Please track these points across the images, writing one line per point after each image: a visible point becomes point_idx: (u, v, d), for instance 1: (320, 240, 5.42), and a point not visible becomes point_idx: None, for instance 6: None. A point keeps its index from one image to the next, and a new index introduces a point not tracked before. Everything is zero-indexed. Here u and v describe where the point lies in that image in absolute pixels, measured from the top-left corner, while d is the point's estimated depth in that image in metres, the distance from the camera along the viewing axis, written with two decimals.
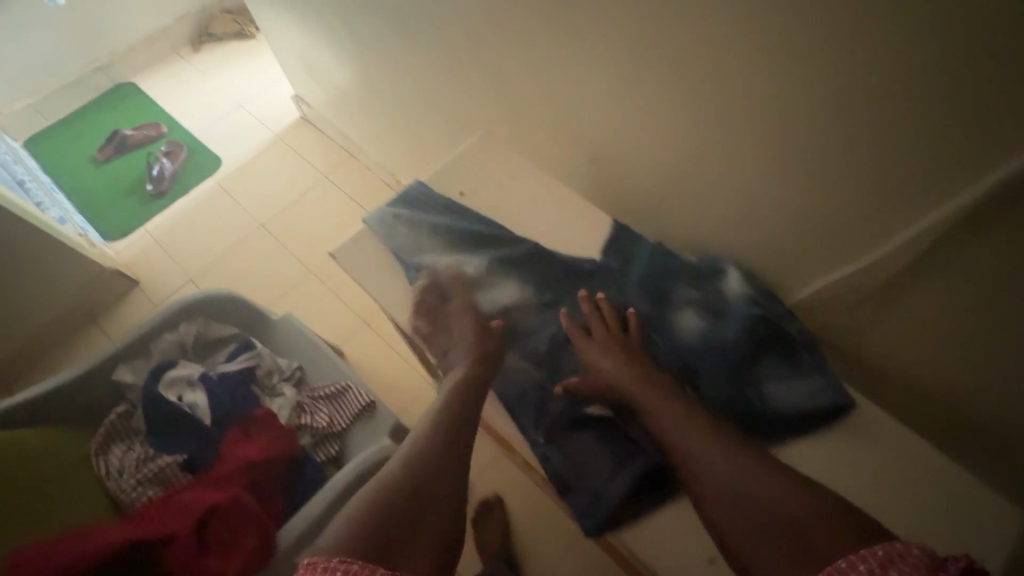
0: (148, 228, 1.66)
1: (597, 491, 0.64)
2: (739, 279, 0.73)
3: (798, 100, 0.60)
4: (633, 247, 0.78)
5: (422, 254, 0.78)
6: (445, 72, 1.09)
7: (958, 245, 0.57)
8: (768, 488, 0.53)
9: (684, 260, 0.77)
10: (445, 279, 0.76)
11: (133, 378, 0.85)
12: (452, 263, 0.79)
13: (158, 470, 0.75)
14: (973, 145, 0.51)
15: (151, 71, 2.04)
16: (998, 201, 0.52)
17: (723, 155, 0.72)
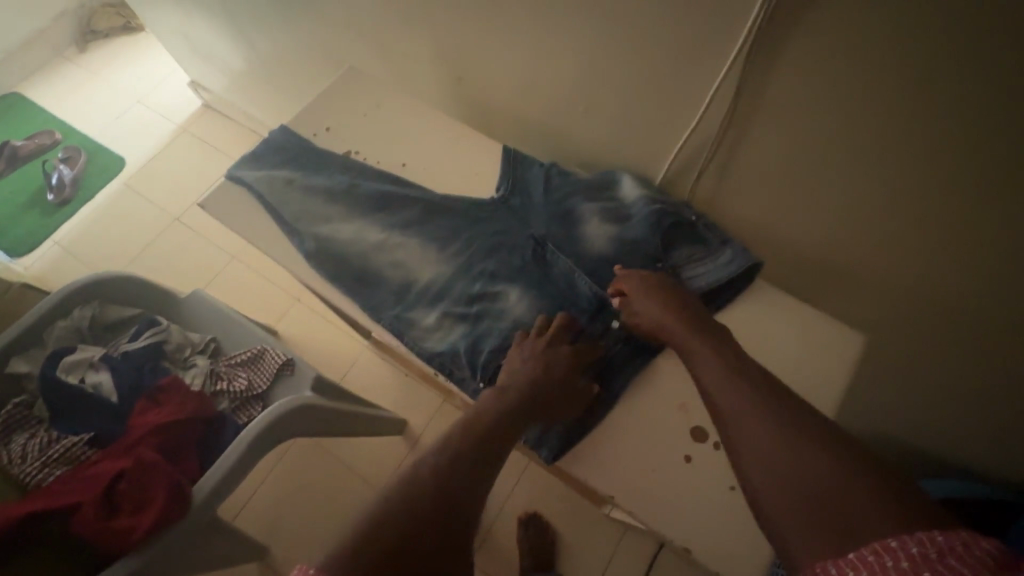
0: (57, 239, 1.60)
1: (545, 421, 0.59)
2: (633, 182, 0.69)
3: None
4: (524, 171, 0.71)
5: (314, 222, 0.69)
6: (320, 24, 1.06)
7: (767, 96, 0.60)
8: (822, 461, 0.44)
9: (578, 176, 0.71)
10: (346, 244, 0.68)
11: (28, 367, 0.82)
12: (348, 225, 0.70)
13: (64, 450, 0.75)
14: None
15: (37, 78, 1.92)
16: (795, 44, 0.54)
17: (573, 54, 0.73)
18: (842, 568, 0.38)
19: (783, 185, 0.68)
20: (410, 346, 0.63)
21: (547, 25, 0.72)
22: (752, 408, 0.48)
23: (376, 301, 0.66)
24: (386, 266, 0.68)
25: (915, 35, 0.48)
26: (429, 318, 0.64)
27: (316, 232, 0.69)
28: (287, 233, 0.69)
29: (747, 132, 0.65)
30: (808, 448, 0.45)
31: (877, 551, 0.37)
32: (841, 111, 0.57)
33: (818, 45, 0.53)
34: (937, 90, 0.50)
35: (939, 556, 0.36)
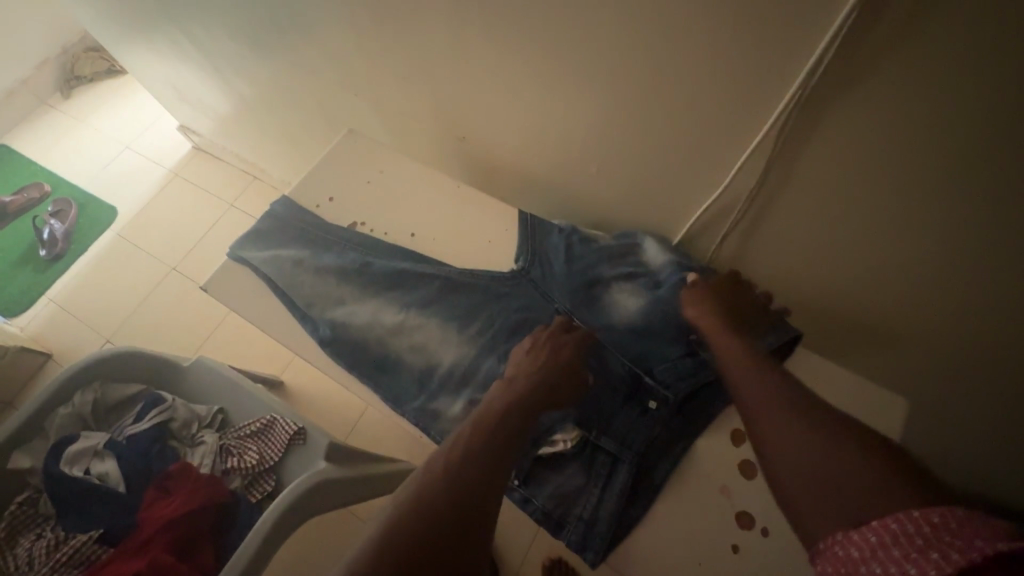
0: (52, 296, 1.56)
1: (587, 519, 0.55)
2: (658, 246, 0.66)
3: (623, 43, 0.59)
4: (544, 239, 0.68)
5: (330, 307, 0.67)
6: (311, 75, 1.03)
7: (797, 160, 0.57)
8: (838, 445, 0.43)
9: (599, 243, 0.68)
10: (364, 329, 0.66)
11: (31, 462, 0.80)
12: (364, 306, 0.67)
13: (73, 551, 0.72)
14: (783, 57, 0.50)
15: (22, 129, 1.89)
16: (818, 108, 0.52)
17: (582, 110, 0.70)
18: (862, 534, 0.37)
19: (810, 243, 0.65)
20: (438, 440, 0.60)
21: (555, 84, 0.69)
22: (772, 398, 0.48)
23: (397, 389, 0.63)
24: (405, 350, 0.65)
25: (960, 106, 0.45)
26: (455, 407, 0.60)
27: (330, 317, 0.66)
28: (302, 319, 0.66)
29: (774, 191, 0.62)
30: (837, 440, 0.43)
31: (893, 519, 0.36)
32: (876, 177, 0.54)
33: (853, 114, 0.50)
34: (981, 162, 0.47)
35: (958, 521, 0.33)
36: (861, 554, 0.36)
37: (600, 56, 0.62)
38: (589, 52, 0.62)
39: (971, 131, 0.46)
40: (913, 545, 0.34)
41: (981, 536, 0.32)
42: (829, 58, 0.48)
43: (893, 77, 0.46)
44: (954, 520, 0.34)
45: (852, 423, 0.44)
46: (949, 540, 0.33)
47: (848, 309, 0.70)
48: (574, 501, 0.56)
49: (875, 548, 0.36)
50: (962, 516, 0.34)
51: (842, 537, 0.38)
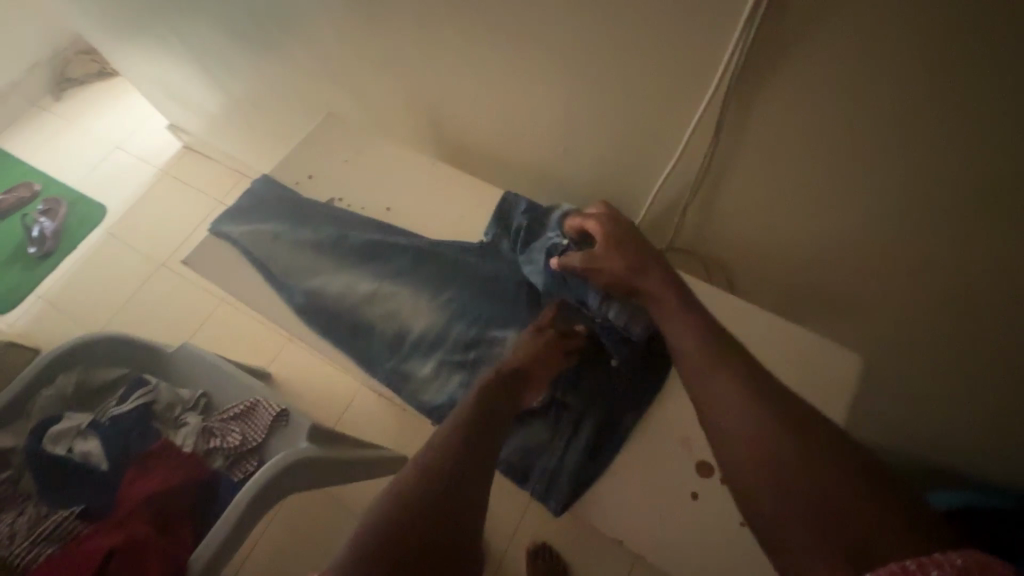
0: (41, 293, 1.57)
1: (549, 470, 0.58)
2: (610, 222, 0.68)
3: (583, 16, 0.62)
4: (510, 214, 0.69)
5: (306, 277, 0.69)
6: (295, 68, 1.06)
7: (750, 115, 0.61)
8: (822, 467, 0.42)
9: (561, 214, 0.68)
10: (338, 298, 0.68)
11: (14, 441, 0.80)
12: (339, 277, 0.69)
13: (55, 525, 0.72)
14: (731, 19, 0.53)
15: (14, 131, 1.91)
16: (766, 63, 0.55)
17: (551, 88, 0.73)
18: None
19: (767, 198, 0.69)
20: (408, 401, 0.63)
21: (522, 62, 0.72)
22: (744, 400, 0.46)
23: (370, 354, 0.65)
24: (379, 318, 0.67)
25: (889, 52, 0.48)
26: (425, 369, 0.63)
27: (305, 286, 0.68)
28: (278, 287, 0.68)
29: (729, 149, 0.65)
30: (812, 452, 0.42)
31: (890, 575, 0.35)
32: (821, 126, 0.57)
33: (796, 66, 0.54)
34: (912, 102, 0.51)
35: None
36: None
37: (562, 30, 0.65)
38: (551, 27, 0.65)
39: (902, 73, 0.49)
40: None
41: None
42: (770, 15, 0.51)
43: (828, 30, 0.49)
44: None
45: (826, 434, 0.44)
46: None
47: (809, 262, 0.73)
48: (541, 452, 0.59)
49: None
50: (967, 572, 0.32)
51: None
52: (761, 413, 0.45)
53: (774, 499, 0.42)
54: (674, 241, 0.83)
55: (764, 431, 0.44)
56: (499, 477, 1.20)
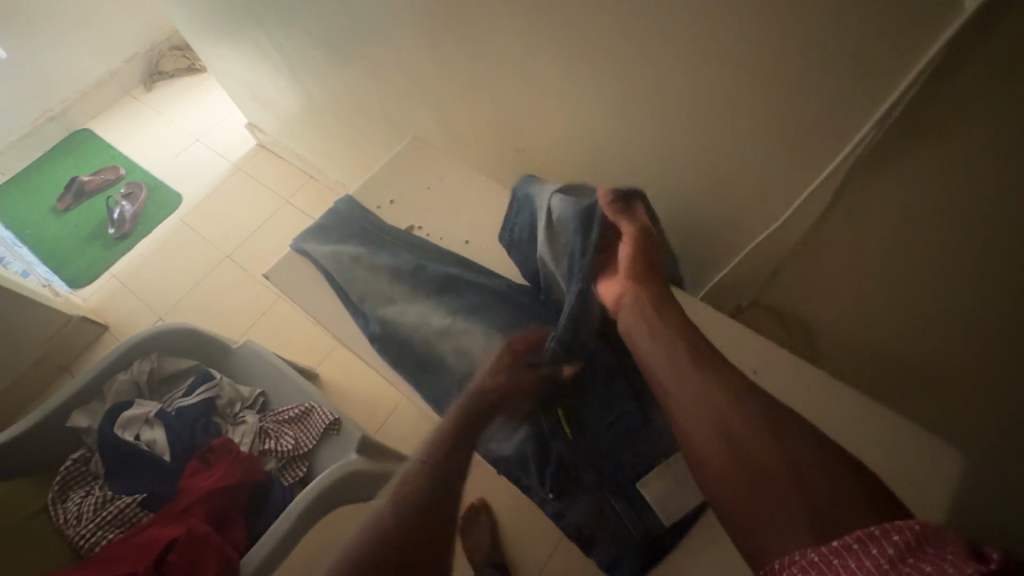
0: (115, 272, 1.66)
1: (621, 538, 0.53)
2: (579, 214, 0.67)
3: (699, 66, 0.60)
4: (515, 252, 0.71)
5: (382, 304, 0.69)
6: (381, 84, 1.09)
7: (871, 182, 0.58)
8: (776, 452, 0.46)
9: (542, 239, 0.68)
10: (410, 330, 0.67)
11: (88, 422, 0.84)
12: (414, 308, 0.69)
13: (118, 511, 0.75)
14: (867, 88, 0.52)
15: (106, 116, 2.03)
16: (903, 133, 0.53)
17: (644, 133, 0.72)
18: (822, 552, 0.38)
19: (869, 262, 0.66)
20: None
21: (620, 103, 0.71)
22: (709, 407, 0.51)
23: (438, 392, 0.63)
24: (447, 354, 0.65)
25: None
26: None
27: (381, 314, 0.68)
28: (355, 312, 0.69)
29: (839, 210, 0.63)
30: (769, 438, 0.47)
31: (853, 542, 0.37)
32: (947, 198, 0.55)
33: (939, 137, 0.51)
34: None
35: (915, 542, 0.34)
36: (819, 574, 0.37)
37: (672, 77, 0.63)
38: (661, 73, 0.64)
39: None
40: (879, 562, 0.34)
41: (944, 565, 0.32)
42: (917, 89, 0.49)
43: (986, 104, 0.47)
44: (910, 537, 0.35)
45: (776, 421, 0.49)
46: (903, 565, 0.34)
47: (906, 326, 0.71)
48: (608, 522, 0.54)
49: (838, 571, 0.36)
50: (914, 532, 0.35)
51: (805, 556, 0.38)
52: (709, 410, 0.50)
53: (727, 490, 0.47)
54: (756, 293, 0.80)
55: (714, 430, 0.49)
56: None
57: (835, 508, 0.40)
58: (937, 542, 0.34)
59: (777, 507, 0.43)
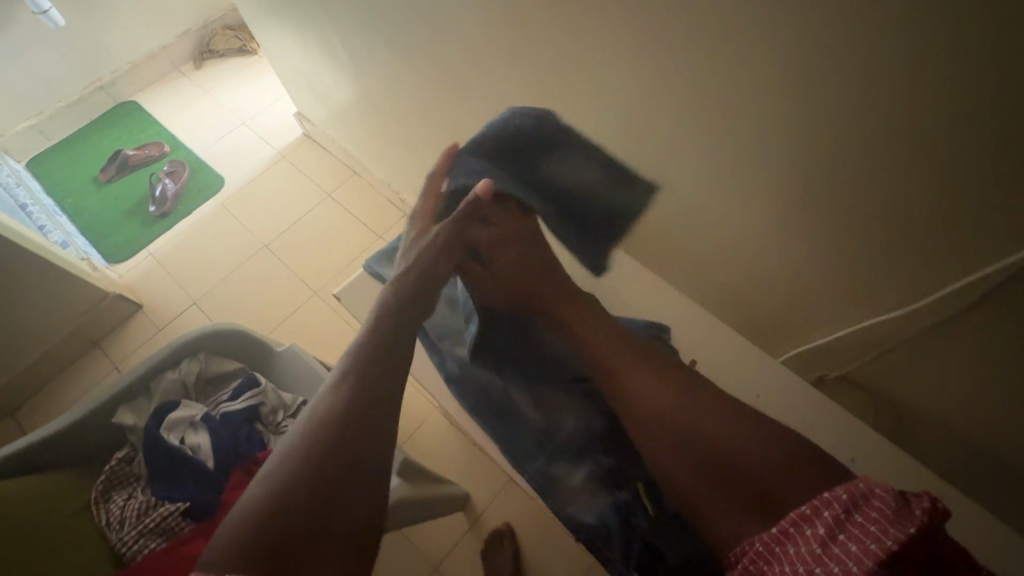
0: (152, 250, 1.65)
1: None
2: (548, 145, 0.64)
3: (834, 137, 0.57)
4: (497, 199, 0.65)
5: (461, 345, 0.67)
6: (450, 97, 1.06)
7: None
8: (725, 435, 0.52)
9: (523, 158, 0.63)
10: (488, 377, 0.66)
11: (133, 420, 0.82)
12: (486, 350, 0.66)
13: (160, 519, 0.73)
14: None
15: (153, 90, 2.02)
16: None
17: (744, 189, 0.70)
18: (780, 544, 0.47)
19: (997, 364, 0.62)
20: (553, 509, 0.59)
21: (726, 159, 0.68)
22: (658, 392, 0.55)
23: (518, 445, 0.63)
24: (527, 408, 0.64)
25: None
26: (574, 480, 0.59)
27: (458, 354, 0.67)
28: (432, 348, 0.69)
29: (992, 302, 0.59)
30: (719, 419, 0.53)
31: (792, 518, 0.47)
32: None
33: None
34: None
35: (844, 512, 0.45)
36: (773, 555, 0.47)
37: (795, 144, 0.60)
38: (784, 138, 0.60)
39: None
40: (818, 537, 0.45)
41: (874, 538, 0.42)
42: None
43: None
44: (842, 509, 0.45)
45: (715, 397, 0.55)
46: (838, 540, 0.44)
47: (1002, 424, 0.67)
48: None
49: (789, 555, 0.46)
50: (844, 502, 0.45)
51: (760, 545, 0.48)
52: (660, 389, 0.56)
53: (678, 473, 0.53)
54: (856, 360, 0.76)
55: (659, 403, 0.55)
56: (561, 538, 1.17)
57: (779, 487, 0.49)
58: (866, 505, 0.44)
59: (724, 484, 0.51)
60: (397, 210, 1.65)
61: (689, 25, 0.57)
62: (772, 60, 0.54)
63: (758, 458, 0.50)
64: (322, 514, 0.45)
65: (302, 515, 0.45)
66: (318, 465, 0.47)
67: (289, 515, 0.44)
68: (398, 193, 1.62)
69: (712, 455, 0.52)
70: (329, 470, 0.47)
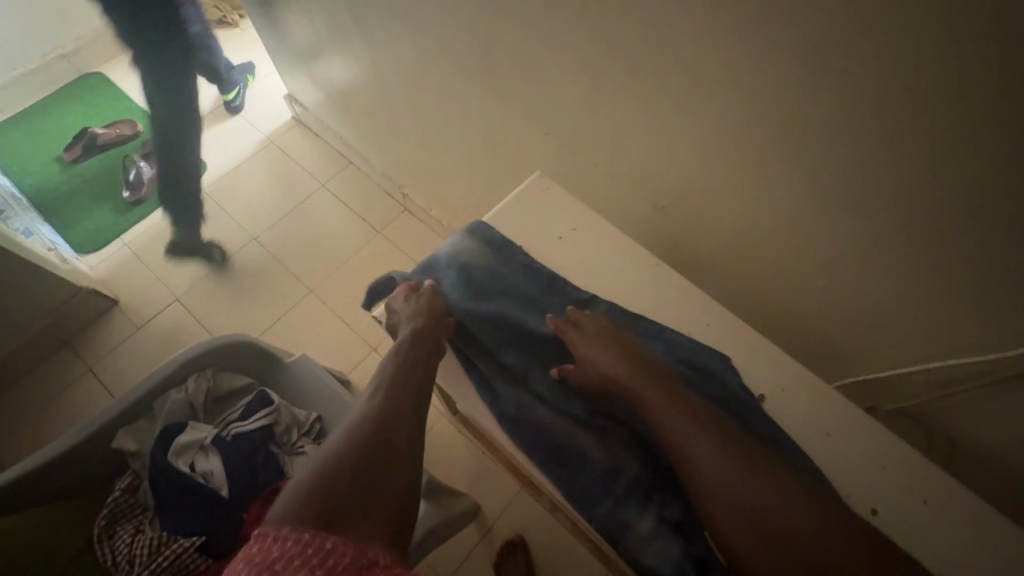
0: (127, 240, 1.52)
1: None
2: (504, 260, 0.78)
3: (923, 175, 0.56)
4: (502, 266, 0.78)
5: (520, 387, 0.70)
6: (476, 94, 1.00)
7: None
8: (789, 513, 0.54)
9: (502, 257, 0.79)
10: (549, 423, 0.67)
11: (137, 446, 0.76)
12: (545, 399, 0.69)
13: (174, 557, 0.67)
14: None
15: (123, 61, 1.85)
16: None
17: (804, 210, 0.68)
18: None
19: None
20: (627, 554, 0.61)
21: (797, 184, 0.66)
22: (717, 458, 0.57)
23: (586, 491, 0.64)
24: (591, 448, 0.65)
25: None
26: (646, 526, 0.60)
27: (515, 396, 0.69)
28: (485, 386, 0.71)
29: None
30: (781, 495, 0.55)
31: None
32: None
33: None
34: None
35: None
36: None
37: (874, 177, 0.59)
38: (864, 170, 0.60)
39: None
40: None
41: None
42: None
43: None
44: None
45: (779, 473, 0.57)
46: None
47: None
48: None
49: None
50: None
51: None
52: (719, 457, 0.57)
53: (741, 541, 0.54)
54: (923, 396, 0.75)
55: (722, 472, 0.56)
56: (574, 547, 1.16)
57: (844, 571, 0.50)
58: None
59: (787, 560, 0.51)
60: (398, 205, 1.57)
61: (791, 48, 0.55)
62: (872, 93, 0.53)
63: (821, 537, 0.52)
64: (365, 491, 0.53)
65: (352, 482, 0.53)
66: (366, 452, 0.56)
67: (343, 479, 0.53)
68: (400, 187, 1.54)
69: (770, 527, 0.53)
70: (384, 450, 0.57)
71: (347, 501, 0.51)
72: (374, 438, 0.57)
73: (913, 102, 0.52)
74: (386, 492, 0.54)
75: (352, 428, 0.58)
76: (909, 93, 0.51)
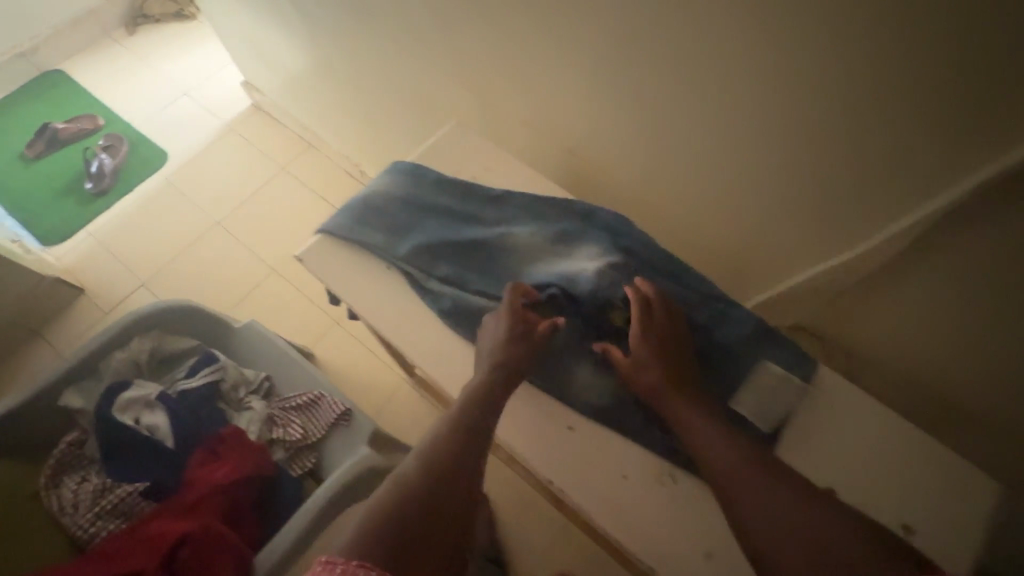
0: (91, 231, 1.55)
1: None
2: (420, 180, 0.80)
3: (794, 95, 0.59)
4: (419, 184, 0.79)
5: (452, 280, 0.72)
6: (409, 61, 1.02)
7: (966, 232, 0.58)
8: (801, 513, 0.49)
9: (420, 180, 0.80)
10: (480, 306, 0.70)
11: (83, 403, 0.79)
12: (475, 288, 0.71)
13: (118, 501, 0.71)
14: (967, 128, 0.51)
15: (82, 58, 1.87)
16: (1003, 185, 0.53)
17: (702, 145, 0.72)
18: None
19: (929, 304, 0.67)
20: (575, 406, 0.64)
21: (694, 120, 0.69)
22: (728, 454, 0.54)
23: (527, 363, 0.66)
24: None
25: None
26: (584, 374, 0.65)
27: (447, 291, 0.72)
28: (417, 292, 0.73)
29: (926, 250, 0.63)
30: (782, 488, 0.51)
31: None
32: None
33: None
34: None
35: None
36: None
37: (755, 102, 0.63)
38: (744, 96, 0.63)
39: None
40: None
41: None
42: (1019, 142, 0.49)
43: None
44: None
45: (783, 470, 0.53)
46: None
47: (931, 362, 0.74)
48: None
49: None
50: None
51: None
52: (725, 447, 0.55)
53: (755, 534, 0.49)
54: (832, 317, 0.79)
55: (726, 454, 0.54)
56: (535, 498, 1.19)
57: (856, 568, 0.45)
58: None
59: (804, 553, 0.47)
60: (359, 184, 1.60)
61: None
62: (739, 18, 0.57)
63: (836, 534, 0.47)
64: (435, 517, 0.51)
65: (421, 510, 0.51)
66: (438, 474, 0.54)
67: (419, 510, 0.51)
68: (359, 166, 1.56)
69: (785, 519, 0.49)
70: (459, 470, 0.55)
71: (420, 531, 0.50)
72: (447, 455, 0.55)
73: (771, 22, 0.55)
74: (450, 523, 0.52)
75: (427, 446, 0.56)
76: (767, 14, 0.55)
